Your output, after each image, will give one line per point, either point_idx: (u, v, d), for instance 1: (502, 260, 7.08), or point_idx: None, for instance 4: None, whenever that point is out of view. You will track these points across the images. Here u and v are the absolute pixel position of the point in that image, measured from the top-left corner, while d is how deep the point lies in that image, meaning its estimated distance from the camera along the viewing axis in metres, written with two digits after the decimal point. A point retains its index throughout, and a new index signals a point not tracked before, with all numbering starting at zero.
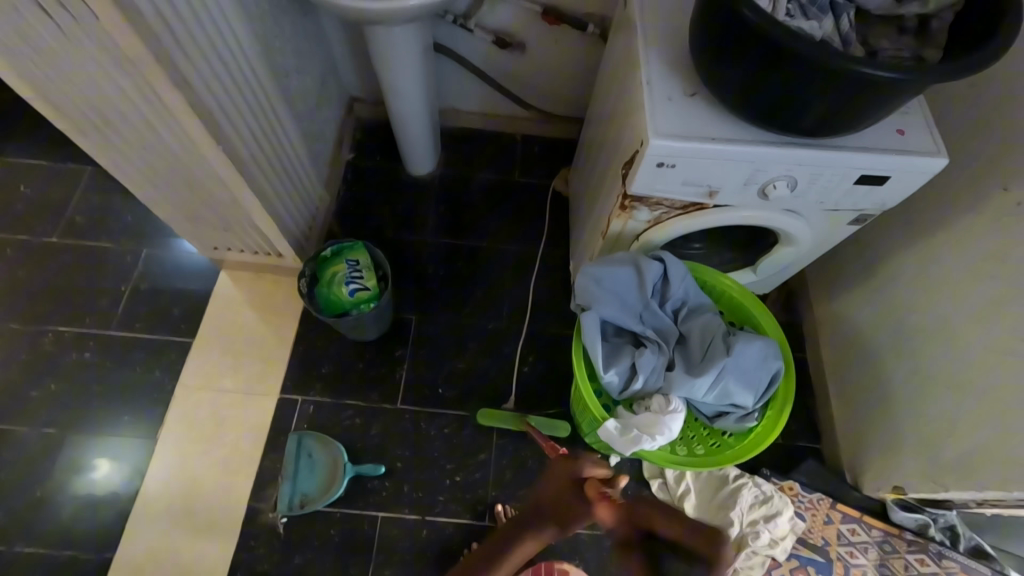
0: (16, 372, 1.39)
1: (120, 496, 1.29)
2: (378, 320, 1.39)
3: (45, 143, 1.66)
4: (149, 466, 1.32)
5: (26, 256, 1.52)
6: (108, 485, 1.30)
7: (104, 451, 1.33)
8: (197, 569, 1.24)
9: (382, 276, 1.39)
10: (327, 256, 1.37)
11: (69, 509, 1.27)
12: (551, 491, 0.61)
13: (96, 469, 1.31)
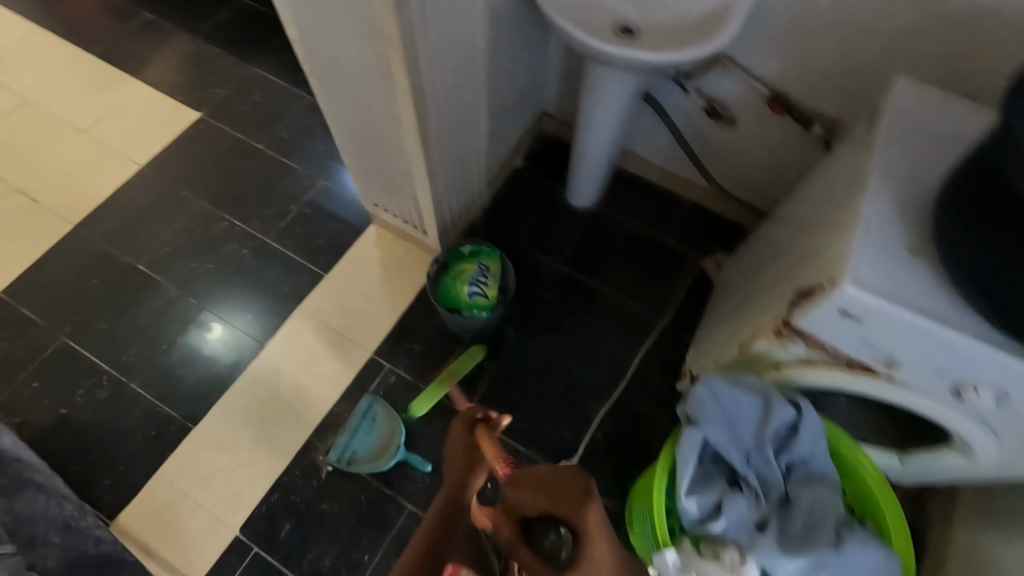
0: (190, 241, 1.62)
1: (216, 362, 1.47)
2: (481, 328, 1.41)
3: (287, 65, 1.92)
4: (248, 350, 1.48)
5: (236, 151, 1.76)
6: (212, 349, 1.48)
7: (222, 319, 1.52)
8: (246, 471, 1.35)
9: (503, 289, 1.41)
10: (462, 252, 1.42)
11: (177, 353, 1.47)
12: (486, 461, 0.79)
13: (211, 331, 1.50)
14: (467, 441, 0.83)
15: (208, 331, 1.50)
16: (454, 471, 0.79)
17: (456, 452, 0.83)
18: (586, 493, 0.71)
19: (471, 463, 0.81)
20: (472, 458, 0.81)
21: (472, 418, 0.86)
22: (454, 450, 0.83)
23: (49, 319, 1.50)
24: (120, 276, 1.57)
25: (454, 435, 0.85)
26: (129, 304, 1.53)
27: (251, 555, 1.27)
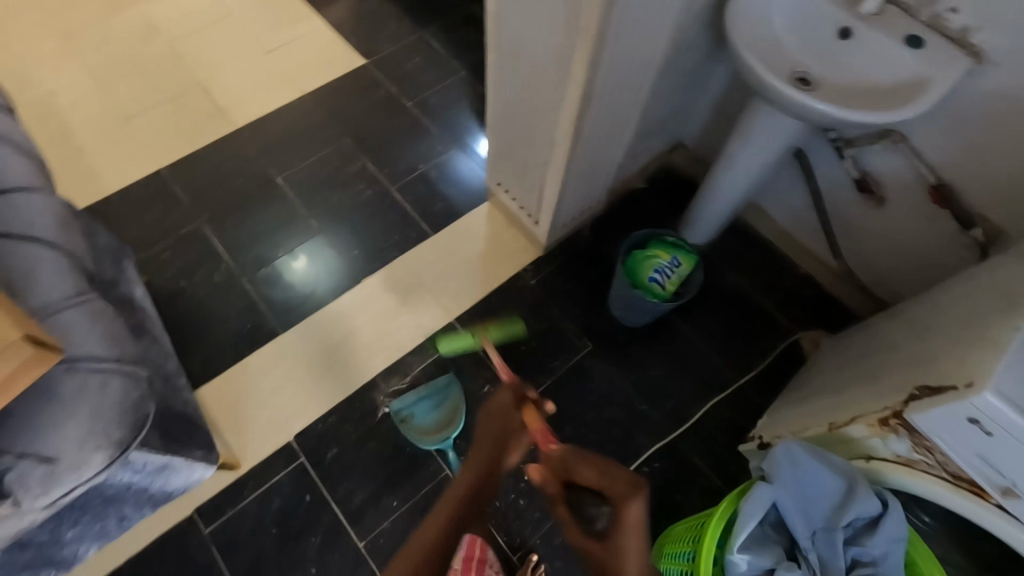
0: (325, 172, 1.76)
1: (295, 286, 1.57)
2: (643, 314, 1.43)
3: (452, 40, 2.04)
4: (323, 286, 1.58)
5: (387, 103, 1.90)
6: (293, 277, 1.59)
7: (308, 251, 1.63)
8: (312, 388, 1.44)
9: (682, 291, 1.41)
10: (664, 240, 1.43)
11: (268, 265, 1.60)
12: (520, 431, 0.80)
13: (296, 260, 1.61)
14: (511, 420, 0.80)
15: (295, 258, 1.62)
16: (486, 446, 0.80)
17: (495, 419, 0.81)
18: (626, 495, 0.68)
19: (512, 437, 0.80)
20: (508, 425, 0.80)
21: (517, 392, 0.80)
22: (487, 428, 0.81)
23: (194, 205, 1.67)
24: (259, 185, 1.72)
25: (493, 408, 0.81)
26: (260, 211, 1.68)
27: (295, 465, 1.34)
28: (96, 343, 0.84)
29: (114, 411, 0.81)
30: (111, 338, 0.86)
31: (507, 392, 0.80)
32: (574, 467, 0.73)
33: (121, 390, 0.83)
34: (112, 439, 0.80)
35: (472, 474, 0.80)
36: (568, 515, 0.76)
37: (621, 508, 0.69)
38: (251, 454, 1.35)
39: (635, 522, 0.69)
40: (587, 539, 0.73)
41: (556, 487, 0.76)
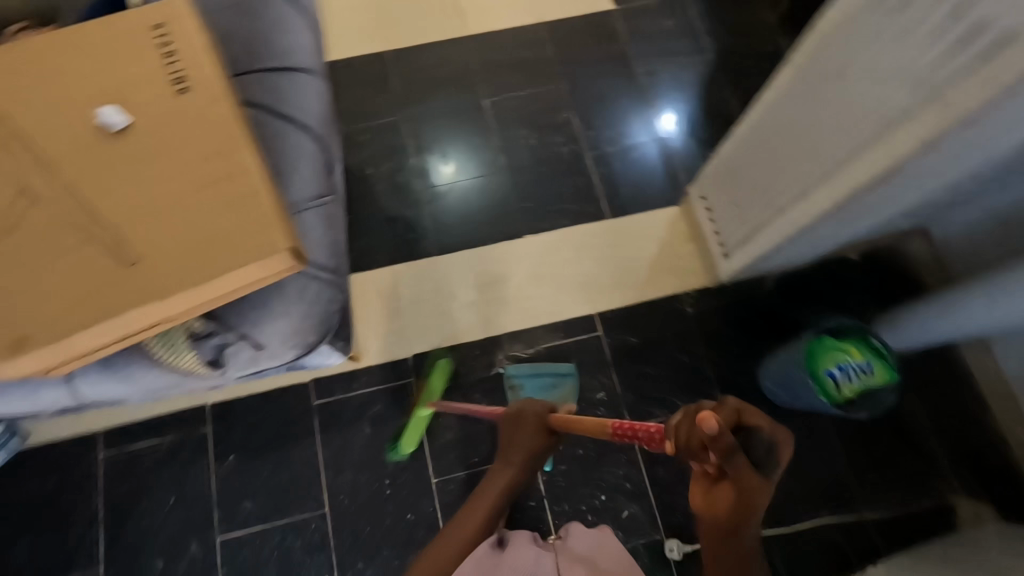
0: (530, 112, 1.68)
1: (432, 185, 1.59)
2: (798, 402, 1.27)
3: (712, 15, 1.81)
4: (456, 194, 1.59)
5: (618, 60, 1.75)
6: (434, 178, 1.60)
7: (456, 159, 1.62)
8: (443, 319, 1.46)
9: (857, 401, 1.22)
10: (868, 342, 1.23)
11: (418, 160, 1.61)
12: (536, 443, 0.99)
13: (445, 165, 1.61)
14: (533, 435, 0.99)
15: (446, 162, 1.62)
16: (518, 456, 0.99)
17: (522, 437, 1.00)
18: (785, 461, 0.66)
19: (530, 446, 0.99)
20: (539, 438, 0.99)
21: (538, 411, 1.01)
22: (517, 443, 1.00)
23: (402, 98, 1.68)
24: (465, 100, 1.68)
25: (512, 426, 1.02)
26: (457, 127, 1.65)
27: (405, 381, 1.40)
28: (324, 247, 0.88)
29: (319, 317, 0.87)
30: (337, 246, 0.91)
31: (529, 407, 1.02)
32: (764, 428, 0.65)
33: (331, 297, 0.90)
34: (307, 342, 0.87)
35: (506, 481, 0.99)
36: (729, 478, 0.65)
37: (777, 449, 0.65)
38: (372, 354, 1.42)
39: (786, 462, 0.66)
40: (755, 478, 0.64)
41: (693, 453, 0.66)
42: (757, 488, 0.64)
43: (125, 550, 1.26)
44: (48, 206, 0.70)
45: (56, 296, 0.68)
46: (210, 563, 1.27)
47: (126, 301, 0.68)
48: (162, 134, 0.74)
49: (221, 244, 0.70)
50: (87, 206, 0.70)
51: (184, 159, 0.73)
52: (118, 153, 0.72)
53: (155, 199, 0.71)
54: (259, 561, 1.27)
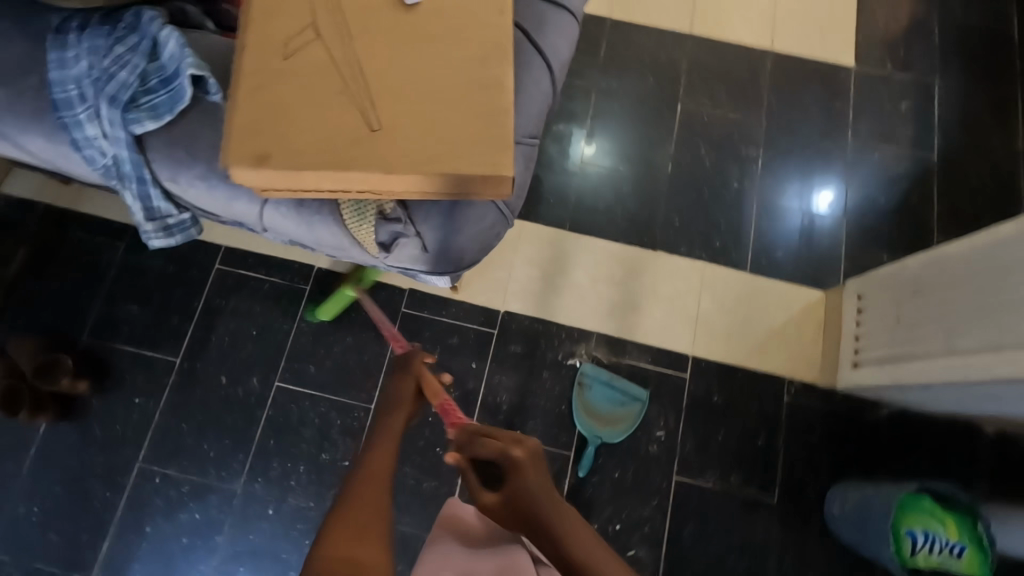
0: (718, 133, 1.59)
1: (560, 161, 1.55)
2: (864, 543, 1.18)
3: (955, 114, 1.62)
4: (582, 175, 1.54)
5: (831, 119, 1.61)
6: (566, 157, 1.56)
7: (594, 143, 1.57)
8: (546, 291, 1.46)
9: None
10: (973, 526, 1.10)
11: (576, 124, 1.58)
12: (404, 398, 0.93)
13: (584, 146, 1.57)
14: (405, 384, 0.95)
15: (586, 142, 1.57)
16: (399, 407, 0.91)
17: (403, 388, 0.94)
18: (531, 454, 0.76)
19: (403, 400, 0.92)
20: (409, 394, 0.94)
21: (406, 360, 0.98)
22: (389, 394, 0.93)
23: (601, 66, 1.63)
24: (661, 95, 1.61)
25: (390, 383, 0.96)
26: (640, 117, 1.59)
27: (487, 330, 1.42)
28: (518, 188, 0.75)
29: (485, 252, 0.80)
30: (525, 193, 0.79)
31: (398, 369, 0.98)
32: (474, 441, 0.81)
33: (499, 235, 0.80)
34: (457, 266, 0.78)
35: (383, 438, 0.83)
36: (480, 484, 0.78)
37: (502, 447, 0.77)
38: (469, 293, 1.45)
39: (530, 484, 0.73)
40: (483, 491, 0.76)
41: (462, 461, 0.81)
42: (507, 493, 0.74)
43: (200, 354, 1.38)
44: (320, 39, 0.66)
45: (292, 125, 0.63)
46: (261, 402, 1.36)
47: (347, 160, 0.62)
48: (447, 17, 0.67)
49: (466, 144, 0.63)
50: (354, 51, 0.65)
51: (458, 50, 0.66)
52: (398, 18, 0.67)
53: (420, 71, 0.65)
54: (299, 422, 1.35)
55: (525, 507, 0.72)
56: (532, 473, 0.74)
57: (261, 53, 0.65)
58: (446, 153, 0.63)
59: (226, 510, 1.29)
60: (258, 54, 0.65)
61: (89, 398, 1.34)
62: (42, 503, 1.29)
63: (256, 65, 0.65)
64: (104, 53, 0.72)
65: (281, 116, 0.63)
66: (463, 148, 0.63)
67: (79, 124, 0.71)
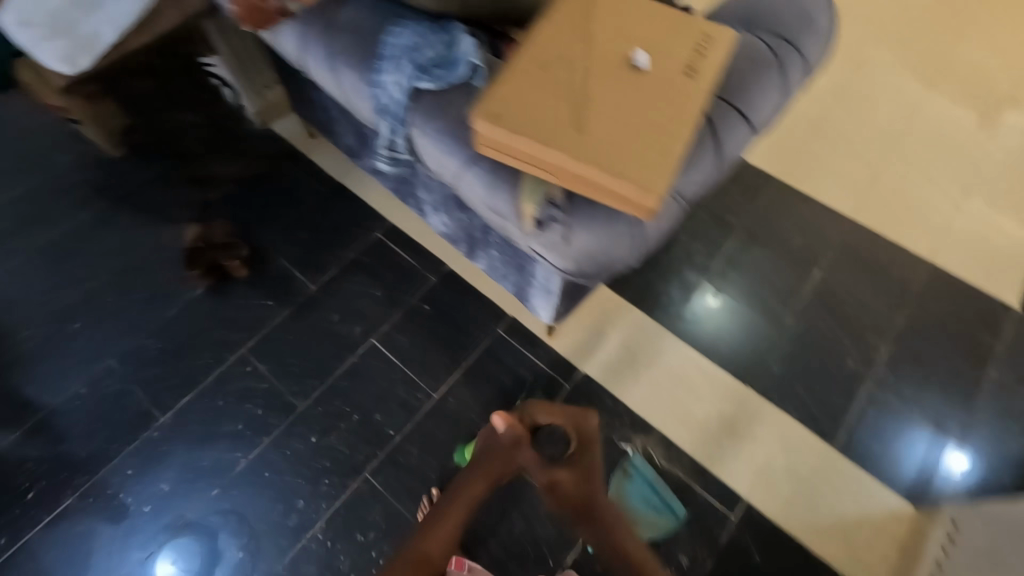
0: (848, 312, 1.60)
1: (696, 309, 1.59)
2: None
3: None
4: (719, 329, 1.56)
5: (976, 348, 1.54)
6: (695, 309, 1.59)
7: (724, 299, 1.61)
8: (630, 376, 1.50)
9: None
10: None
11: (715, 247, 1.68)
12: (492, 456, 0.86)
13: (711, 298, 1.61)
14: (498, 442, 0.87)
15: (713, 294, 1.62)
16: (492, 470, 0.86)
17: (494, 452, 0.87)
18: (592, 441, 0.84)
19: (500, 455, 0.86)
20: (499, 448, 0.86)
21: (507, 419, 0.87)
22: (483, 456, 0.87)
23: (756, 211, 1.75)
24: (803, 257, 1.68)
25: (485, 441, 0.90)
26: (776, 267, 1.66)
27: (561, 382, 1.49)
28: (659, 229, 0.86)
29: (609, 272, 0.89)
30: (661, 237, 0.88)
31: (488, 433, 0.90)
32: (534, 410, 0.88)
33: (628, 264, 0.90)
34: (583, 269, 0.87)
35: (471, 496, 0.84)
36: (555, 474, 0.81)
37: (575, 426, 0.85)
38: (562, 346, 1.53)
39: (586, 463, 0.82)
40: (555, 470, 0.81)
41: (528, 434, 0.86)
42: (574, 475, 0.81)
43: (329, 288, 1.62)
44: (567, 54, 0.80)
45: (521, 101, 0.76)
46: (352, 347, 1.53)
47: (549, 138, 0.73)
48: (663, 75, 0.80)
49: (655, 168, 0.73)
50: (590, 74, 0.79)
51: (664, 99, 0.78)
52: (619, 61, 0.80)
53: (635, 103, 0.77)
54: (370, 377, 1.49)
55: (585, 490, 0.80)
56: (592, 464, 0.82)
57: (520, 50, 0.80)
58: (638, 167, 0.73)
59: (279, 419, 1.44)
60: (516, 50, 0.81)
61: (238, 283, 1.61)
62: (165, 342, 1.55)
63: (514, 56, 0.80)
64: (426, 33, 0.92)
65: (513, 93, 0.76)
66: (652, 169, 0.73)
67: (383, 72, 0.93)
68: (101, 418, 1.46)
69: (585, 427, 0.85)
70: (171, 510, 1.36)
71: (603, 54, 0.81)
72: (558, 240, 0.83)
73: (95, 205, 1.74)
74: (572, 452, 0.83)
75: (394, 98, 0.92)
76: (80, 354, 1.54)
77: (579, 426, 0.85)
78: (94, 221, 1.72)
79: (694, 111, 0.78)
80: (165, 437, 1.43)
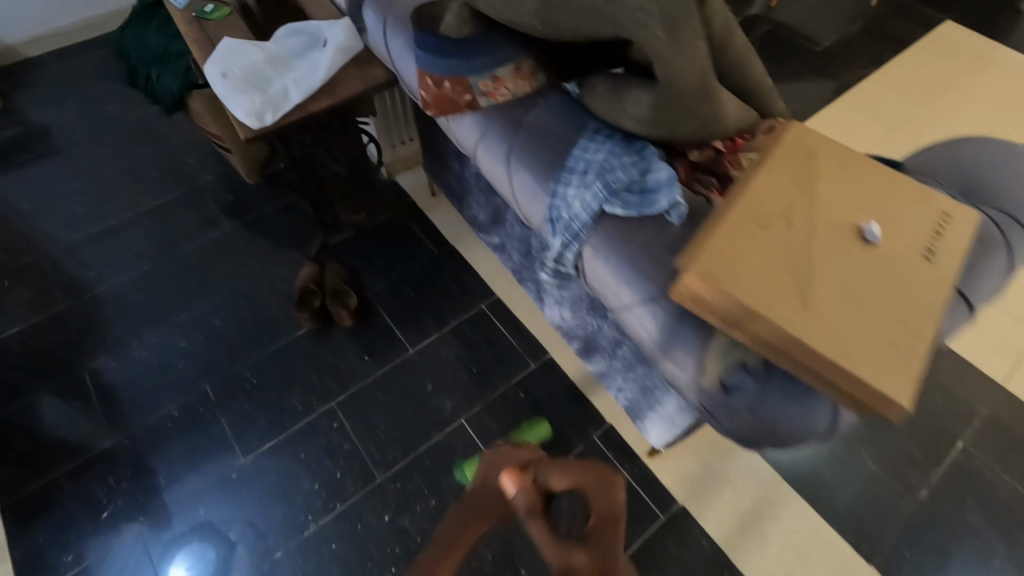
0: (1003, 497, 1.37)
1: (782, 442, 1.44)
2: None
3: None
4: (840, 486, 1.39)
5: None
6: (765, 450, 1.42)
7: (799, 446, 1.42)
8: (736, 528, 1.35)
9: None
10: None
11: None
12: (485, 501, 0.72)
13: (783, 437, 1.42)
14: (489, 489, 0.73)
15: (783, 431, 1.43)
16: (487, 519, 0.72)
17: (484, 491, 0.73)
18: (617, 521, 0.65)
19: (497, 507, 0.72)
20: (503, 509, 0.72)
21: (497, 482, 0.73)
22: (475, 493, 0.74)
23: None
24: (947, 419, 1.47)
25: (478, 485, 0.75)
26: (914, 426, 1.46)
27: (658, 517, 1.36)
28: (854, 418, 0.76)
29: (781, 447, 0.79)
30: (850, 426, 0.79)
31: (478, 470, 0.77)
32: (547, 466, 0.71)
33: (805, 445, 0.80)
34: (753, 443, 0.80)
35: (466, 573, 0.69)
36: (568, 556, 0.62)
37: (594, 502, 0.67)
38: (663, 477, 1.41)
39: (614, 538, 0.64)
40: (570, 550, 0.63)
41: (529, 504, 0.69)
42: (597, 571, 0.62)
43: (427, 355, 1.58)
44: (787, 215, 0.73)
45: (740, 263, 0.69)
46: (440, 423, 1.48)
47: (772, 312, 0.66)
48: (895, 253, 0.71)
49: (898, 363, 0.64)
50: (815, 240, 0.72)
51: (900, 281, 0.69)
52: (845, 232, 0.73)
53: (870, 281, 0.69)
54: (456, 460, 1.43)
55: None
56: (618, 545, 0.63)
57: (738, 201, 0.75)
58: (880, 359, 0.63)
59: (357, 487, 1.39)
60: (735, 200, 0.75)
61: (341, 332, 1.61)
62: (260, 378, 1.54)
63: (731, 207, 0.74)
64: (620, 153, 0.89)
65: (730, 253, 0.70)
66: (897, 364, 0.63)
67: (567, 184, 0.90)
68: (187, 445, 1.46)
69: (609, 500, 0.67)
70: (223, 528, 1.35)
71: (827, 219, 0.74)
72: (741, 409, 0.74)
73: (223, 228, 1.82)
74: (596, 533, 0.64)
75: (575, 213, 0.88)
76: (180, 374, 1.56)
77: (608, 498, 0.67)
78: (219, 243, 1.78)
79: (937, 299, 0.68)
80: (243, 479, 1.41)
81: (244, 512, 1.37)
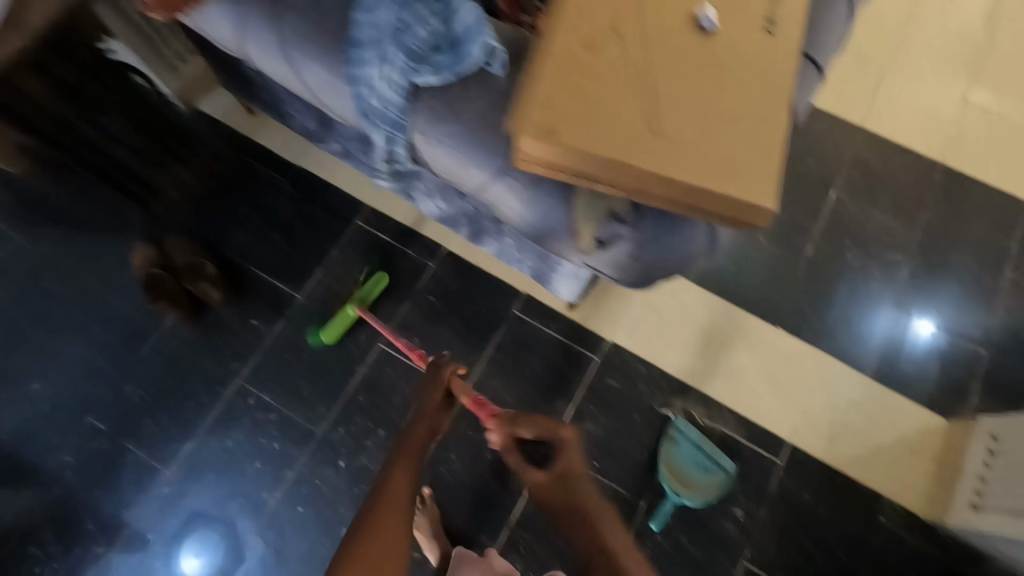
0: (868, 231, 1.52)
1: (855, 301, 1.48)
2: None
3: None
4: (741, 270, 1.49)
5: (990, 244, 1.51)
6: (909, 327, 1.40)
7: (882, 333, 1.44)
8: (660, 340, 1.43)
9: None
10: None
11: None
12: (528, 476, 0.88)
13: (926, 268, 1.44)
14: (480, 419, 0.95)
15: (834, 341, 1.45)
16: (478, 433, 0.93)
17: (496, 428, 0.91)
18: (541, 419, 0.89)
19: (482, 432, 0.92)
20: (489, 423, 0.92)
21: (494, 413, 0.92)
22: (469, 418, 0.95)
23: None
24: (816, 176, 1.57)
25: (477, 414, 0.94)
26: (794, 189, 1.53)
27: (590, 356, 1.41)
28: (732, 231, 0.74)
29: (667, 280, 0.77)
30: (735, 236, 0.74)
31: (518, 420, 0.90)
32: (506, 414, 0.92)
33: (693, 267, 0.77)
34: (631, 281, 0.76)
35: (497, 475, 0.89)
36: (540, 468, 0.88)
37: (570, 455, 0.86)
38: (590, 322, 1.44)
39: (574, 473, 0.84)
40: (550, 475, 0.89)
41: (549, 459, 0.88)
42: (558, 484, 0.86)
43: (316, 293, 1.44)
44: (618, 25, 0.61)
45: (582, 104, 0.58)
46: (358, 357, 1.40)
47: (627, 153, 0.57)
48: (732, 47, 0.62)
49: (754, 167, 0.58)
50: (658, 54, 0.61)
51: (741, 74, 0.61)
52: (678, 28, 0.62)
53: (710, 80, 0.61)
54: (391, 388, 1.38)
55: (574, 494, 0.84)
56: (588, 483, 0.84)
57: (567, 46, 0.60)
58: (738, 173, 0.58)
59: (301, 448, 1.34)
60: (563, 46, 0.60)
61: (212, 306, 1.42)
62: (147, 388, 1.37)
63: (549, 38, 0.60)
64: (410, 3, 0.70)
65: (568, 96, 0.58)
66: (757, 173, 0.58)
67: (363, 63, 0.71)
68: (100, 495, 1.31)
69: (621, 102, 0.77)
70: (148, 438, 1.34)
71: (654, 18, 0.62)
72: (622, 258, 0.71)
73: (13, 242, 1.45)
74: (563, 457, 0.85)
75: (384, 98, 0.71)
76: (52, 419, 1.35)
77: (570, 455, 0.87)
78: (17, 261, 1.44)
79: (782, 78, 0.62)
80: (179, 490, 1.31)
81: (161, 429, 1.34)
